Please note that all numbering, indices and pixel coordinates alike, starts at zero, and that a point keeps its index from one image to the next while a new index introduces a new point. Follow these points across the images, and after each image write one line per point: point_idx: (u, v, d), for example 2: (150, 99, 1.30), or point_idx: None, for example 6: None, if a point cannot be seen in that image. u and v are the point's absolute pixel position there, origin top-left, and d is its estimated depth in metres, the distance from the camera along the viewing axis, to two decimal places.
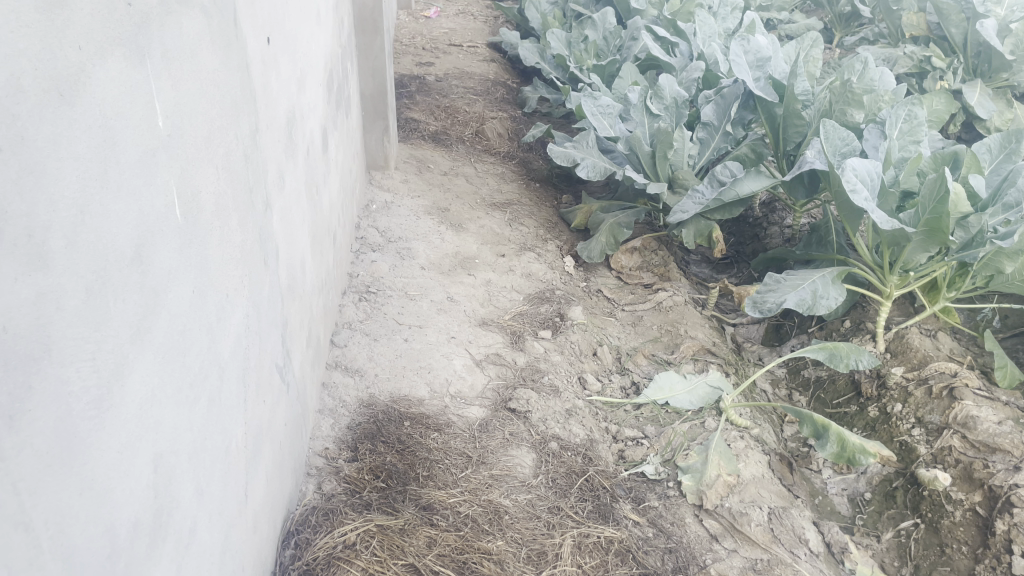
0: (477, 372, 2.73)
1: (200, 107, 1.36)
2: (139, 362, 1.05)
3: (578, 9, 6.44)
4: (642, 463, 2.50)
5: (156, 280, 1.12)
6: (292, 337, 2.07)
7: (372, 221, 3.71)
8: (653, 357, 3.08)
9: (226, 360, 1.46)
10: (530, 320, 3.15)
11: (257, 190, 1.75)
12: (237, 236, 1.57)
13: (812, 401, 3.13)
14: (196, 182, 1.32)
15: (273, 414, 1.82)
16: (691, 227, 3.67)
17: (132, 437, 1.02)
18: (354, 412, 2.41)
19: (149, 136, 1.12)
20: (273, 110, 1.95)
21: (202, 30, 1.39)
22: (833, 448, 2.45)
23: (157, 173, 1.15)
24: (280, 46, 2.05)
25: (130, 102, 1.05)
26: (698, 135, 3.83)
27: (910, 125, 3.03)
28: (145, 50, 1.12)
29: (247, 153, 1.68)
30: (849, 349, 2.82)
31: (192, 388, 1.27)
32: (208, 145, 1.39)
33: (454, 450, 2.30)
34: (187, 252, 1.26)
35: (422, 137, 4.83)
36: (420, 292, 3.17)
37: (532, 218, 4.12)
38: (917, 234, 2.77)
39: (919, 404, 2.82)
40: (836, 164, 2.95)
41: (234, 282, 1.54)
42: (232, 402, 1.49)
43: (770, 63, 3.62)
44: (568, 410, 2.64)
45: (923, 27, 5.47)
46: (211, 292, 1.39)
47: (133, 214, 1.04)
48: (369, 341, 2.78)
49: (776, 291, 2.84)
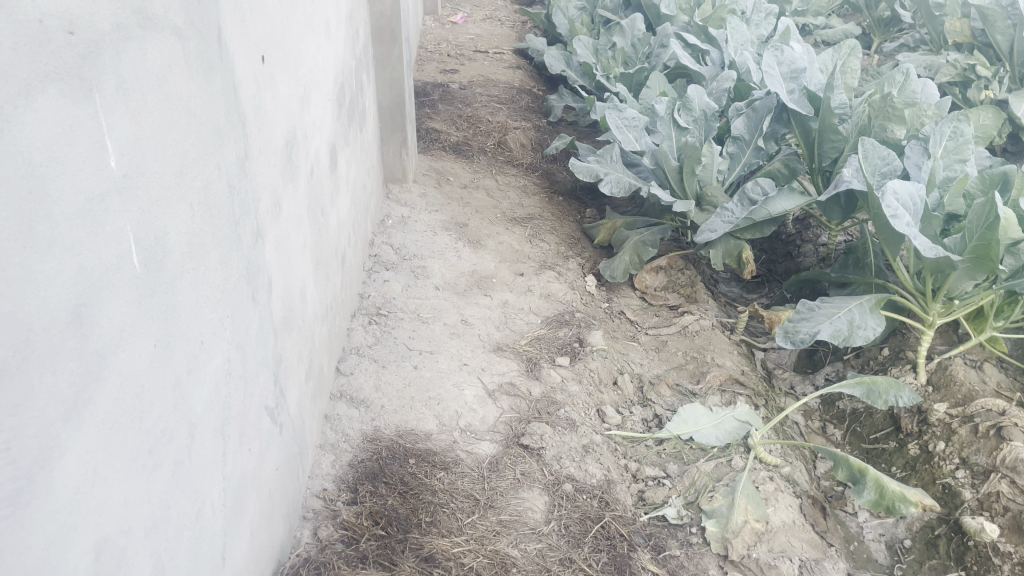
0: (489, 405, 2.58)
1: (170, 139, 1.23)
2: (76, 440, 0.92)
3: (606, 15, 6.29)
4: (663, 505, 2.34)
5: (102, 341, 0.99)
6: (287, 376, 1.93)
7: (387, 237, 3.59)
8: (677, 388, 2.91)
9: (199, 414, 1.33)
10: (548, 345, 3.00)
11: (244, 221, 1.62)
12: (218, 274, 1.44)
13: (848, 435, 2.94)
14: (161, 221, 1.19)
15: (260, 461, 1.69)
16: (720, 247, 3.49)
17: (66, 530, 0.91)
18: (357, 448, 2.29)
19: (97, 179, 0.99)
20: (267, 133, 1.82)
21: (173, 54, 1.26)
22: (869, 495, 2.26)
23: (110, 220, 1.02)
24: (277, 63, 1.93)
25: (69, 144, 0.92)
26: (727, 149, 3.66)
27: (956, 143, 2.84)
28: (94, 83, 0.99)
29: (232, 182, 1.55)
30: (888, 385, 2.62)
31: (150, 454, 1.14)
32: (179, 181, 1.26)
33: (461, 493, 2.17)
34: (146, 303, 1.13)
35: (443, 149, 4.71)
36: (433, 315, 3.04)
37: (554, 235, 3.98)
38: (963, 262, 2.58)
39: (964, 443, 2.63)
40: (875, 185, 2.76)
41: (212, 325, 1.41)
42: (206, 459, 1.36)
43: (804, 74, 3.46)
44: (585, 447, 2.49)
45: (967, 33, 5.20)
46: (181, 342, 1.26)
47: (71, 273, 0.92)
48: (376, 368, 2.65)
49: (810, 320, 2.66)
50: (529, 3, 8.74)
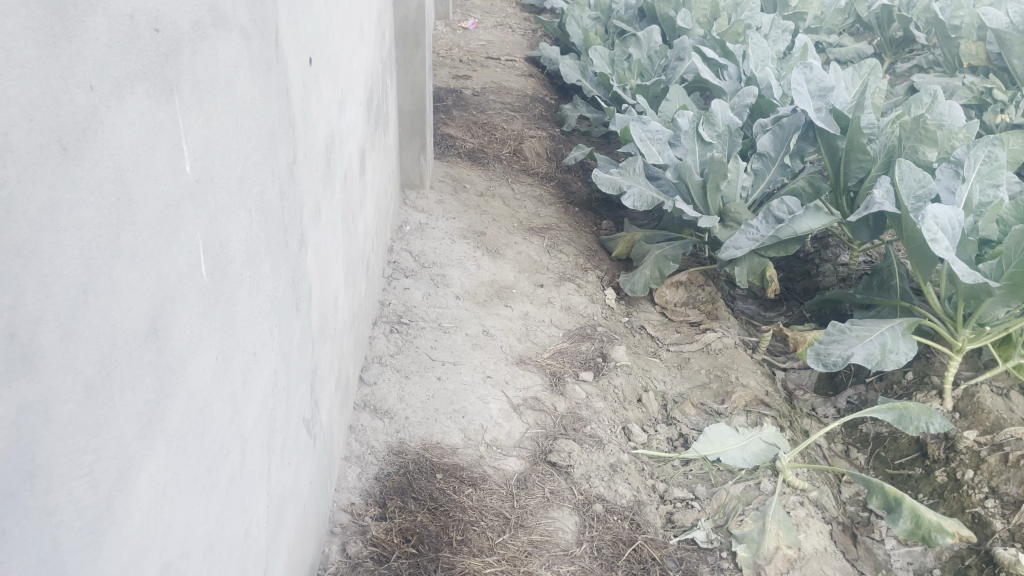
0: (515, 419, 2.53)
1: (235, 143, 1.19)
2: (149, 460, 0.87)
3: (621, 26, 6.27)
4: (693, 528, 2.30)
5: (174, 355, 0.94)
6: (320, 387, 1.88)
7: (406, 243, 3.54)
8: (702, 407, 2.87)
9: (250, 429, 1.28)
10: (570, 359, 2.95)
11: (291, 227, 1.57)
12: (269, 282, 1.40)
13: (872, 459, 2.91)
14: (226, 227, 1.15)
15: (298, 476, 1.63)
16: (744, 265, 3.46)
17: (137, 555, 0.86)
18: (383, 460, 2.23)
19: (173, 184, 0.94)
20: (311, 137, 1.77)
21: (239, 55, 1.21)
22: (905, 524, 2.22)
23: (183, 227, 0.97)
24: (322, 66, 1.89)
25: (152, 147, 0.87)
26: (752, 166, 3.63)
27: (990, 167, 2.80)
28: (174, 84, 0.95)
29: (283, 187, 1.51)
30: (919, 411, 2.60)
31: (210, 472, 1.09)
32: (241, 187, 1.22)
33: (490, 510, 2.12)
34: (210, 314, 1.08)
35: (458, 155, 4.67)
36: (454, 325, 2.99)
37: (572, 246, 3.93)
38: (1000, 289, 2.57)
39: (993, 472, 2.60)
40: (910, 208, 2.74)
41: (263, 336, 1.36)
42: (254, 475, 1.31)
43: (832, 93, 3.44)
44: (613, 466, 2.45)
45: (983, 56, 5.22)
46: (236, 354, 1.21)
47: (150, 282, 0.87)
48: (400, 378, 2.60)
49: (841, 343, 2.63)
50: (538, 10, 8.69)
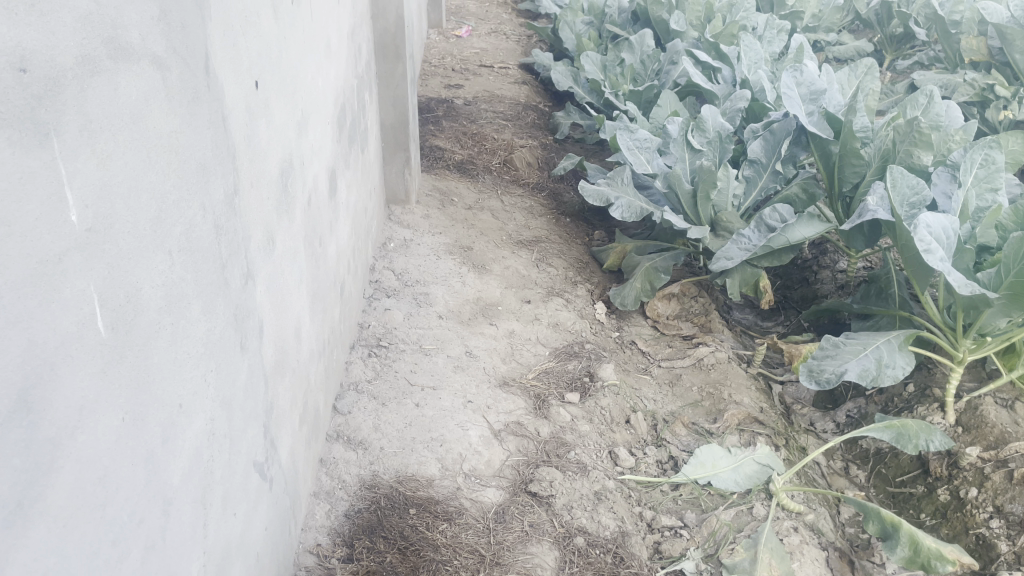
0: (495, 446, 2.44)
1: (145, 181, 1.10)
2: (22, 548, 0.80)
3: (614, 30, 6.17)
4: (681, 558, 2.21)
5: (55, 428, 0.86)
6: (278, 427, 1.79)
7: (389, 261, 3.45)
8: (693, 427, 2.76)
9: (177, 487, 1.19)
10: (556, 380, 2.86)
11: (232, 262, 1.47)
12: (200, 326, 1.30)
13: (873, 477, 2.79)
14: (135, 274, 1.05)
15: (247, 526, 1.54)
16: (736, 276, 3.34)
17: None
18: (354, 496, 2.15)
19: (54, 239, 0.86)
20: (260, 164, 1.68)
21: (151, 86, 1.12)
22: (902, 551, 2.11)
23: (69, 284, 0.89)
24: (273, 88, 1.80)
25: (15, 201, 0.80)
26: (743, 173, 3.52)
27: (987, 171, 2.69)
28: (50, 125, 0.86)
29: (220, 221, 1.41)
30: (918, 428, 2.49)
31: (116, 544, 1.00)
32: (156, 227, 1.12)
33: (464, 547, 2.05)
34: (113, 372, 0.99)
35: (447, 168, 4.59)
36: (435, 346, 2.89)
37: (562, 259, 3.84)
38: (999, 299, 2.45)
39: (998, 490, 2.47)
40: (904, 216, 2.63)
41: (193, 384, 1.26)
42: (185, 535, 1.22)
43: (824, 96, 3.33)
44: (597, 494, 2.35)
45: (984, 51, 5.06)
46: (154, 410, 1.12)
47: (14, 351, 0.79)
48: (376, 406, 2.51)
49: (835, 359, 2.52)
50: (534, 16, 8.61)
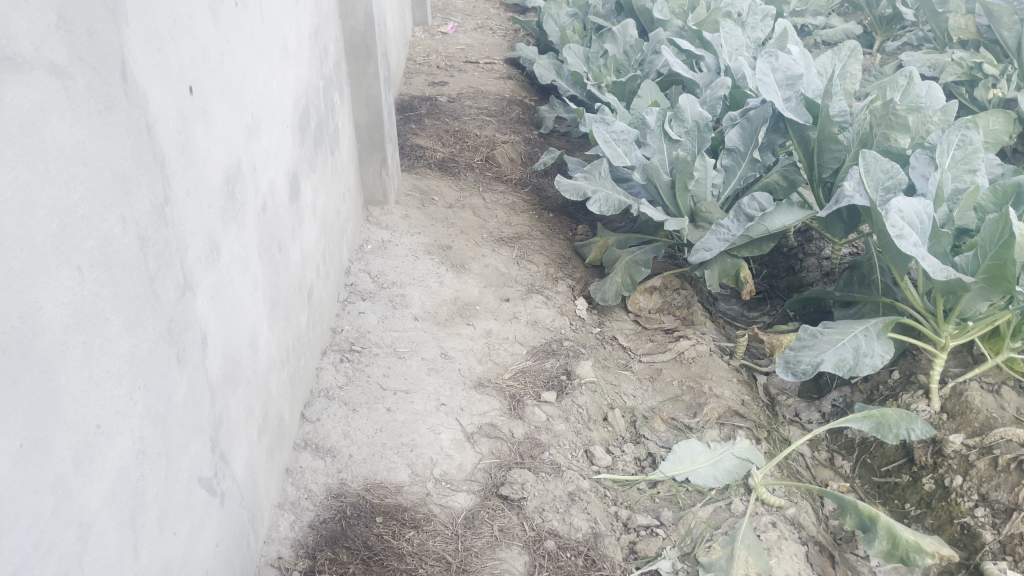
0: (467, 449, 2.40)
1: (43, 196, 1.06)
2: None
3: (598, 22, 6.10)
4: (657, 558, 2.16)
5: None
6: (231, 439, 1.75)
7: (365, 264, 3.40)
8: (673, 422, 2.71)
9: (97, 510, 1.16)
10: (533, 379, 2.81)
11: (163, 275, 1.43)
12: (123, 342, 1.26)
13: (858, 467, 2.74)
14: (31, 294, 1.02)
15: (191, 543, 1.51)
16: (716, 267, 3.28)
17: None
18: (320, 505, 2.12)
19: None
20: (197, 172, 1.64)
21: (49, 95, 1.08)
22: (881, 545, 2.06)
23: None
24: (213, 94, 1.76)
25: None
26: (722, 162, 3.46)
27: (964, 152, 2.63)
28: None
29: (146, 233, 1.37)
30: (898, 417, 2.45)
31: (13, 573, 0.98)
32: (59, 243, 1.09)
33: (431, 555, 2.02)
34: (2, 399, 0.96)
35: (428, 166, 4.53)
36: (410, 349, 2.85)
37: (543, 255, 3.79)
38: (977, 283, 2.40)
39: (983, 478, 2.43)
40: (878, 201, 2.59)
41: (117, 402, 1.23)
42: (107, 557, 1.19)
43: (800, 80, 3.24)
44: (571, 495, 2.31)
45: (973, 29, 4.98)
46: (63, 433, 1.09)
47: None
48: (346, 412, 2.47)
49: (812, 349, 2.47)
50: (523, 10, 8.54)
